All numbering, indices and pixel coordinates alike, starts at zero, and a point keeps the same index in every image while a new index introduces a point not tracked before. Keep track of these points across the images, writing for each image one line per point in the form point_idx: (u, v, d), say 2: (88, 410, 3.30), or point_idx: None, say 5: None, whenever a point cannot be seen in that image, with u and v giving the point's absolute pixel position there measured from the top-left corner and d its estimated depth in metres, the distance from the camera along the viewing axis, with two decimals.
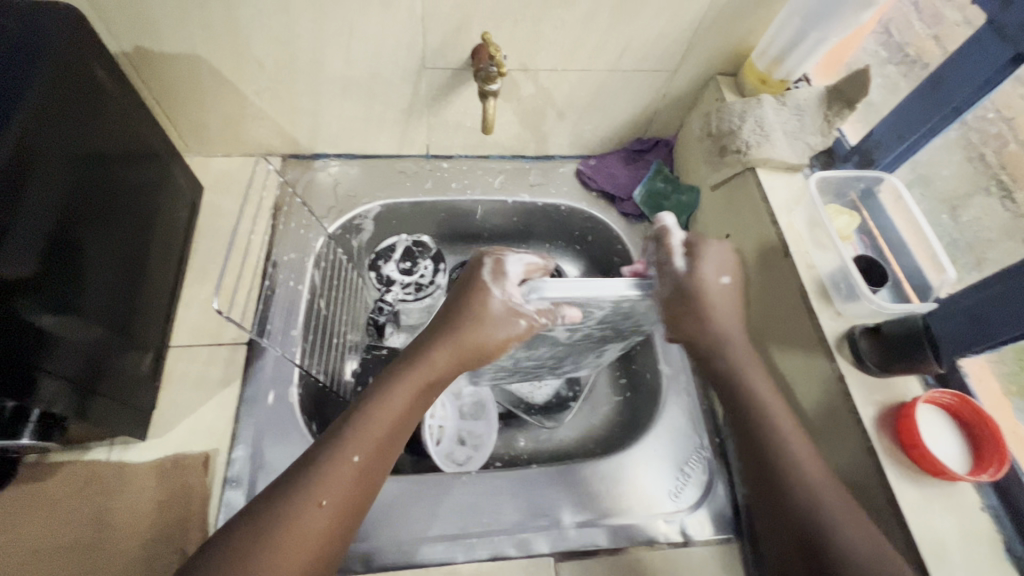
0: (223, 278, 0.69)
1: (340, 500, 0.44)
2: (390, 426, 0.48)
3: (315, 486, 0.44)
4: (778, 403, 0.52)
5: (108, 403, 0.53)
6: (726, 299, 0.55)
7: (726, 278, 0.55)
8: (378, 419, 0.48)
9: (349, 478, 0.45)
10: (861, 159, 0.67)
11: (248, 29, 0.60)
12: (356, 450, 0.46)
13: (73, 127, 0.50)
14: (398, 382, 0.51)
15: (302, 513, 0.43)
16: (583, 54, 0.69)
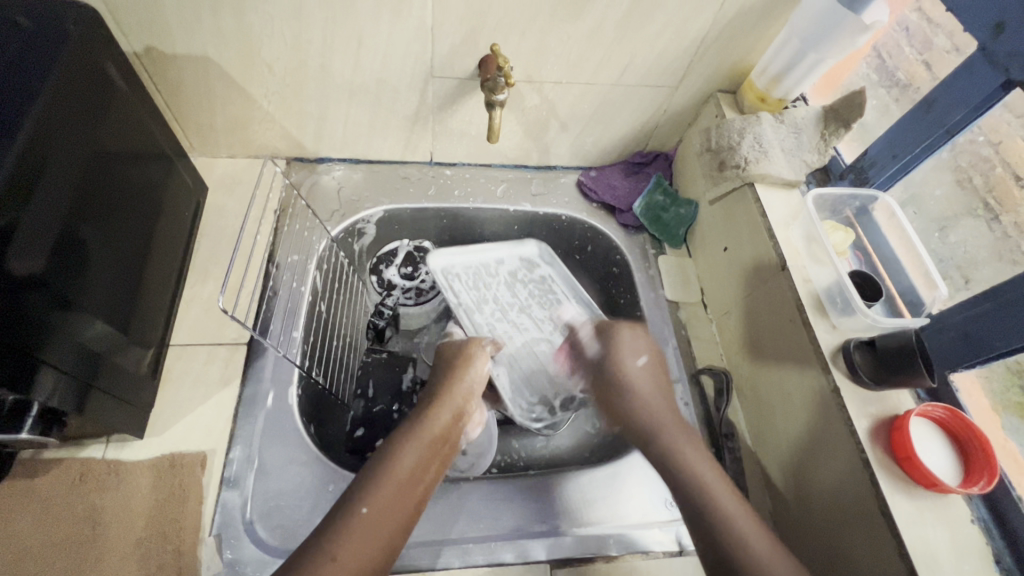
0: (230, 277, 0.69)
1: (355, 557, 0.45)
2: (400, 485, 0.50)
3: (328, 541, 0.45)
4: (718, 482, 0.51)
5: (106, 399, 0.52)
6: (647, 383, 0.62)
7: (642, 357, 0.64)
8: (389, 475, 0.50)
9: (358, 533, 0.46)
10: (856, 177, 0.69)
11: (259, 33, 0.61)
12: (365, 501, 0.48)
13: (84, 124, 0.50)
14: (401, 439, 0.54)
15: (314, 566, 0.43)
16: (588, 68, 0.71)
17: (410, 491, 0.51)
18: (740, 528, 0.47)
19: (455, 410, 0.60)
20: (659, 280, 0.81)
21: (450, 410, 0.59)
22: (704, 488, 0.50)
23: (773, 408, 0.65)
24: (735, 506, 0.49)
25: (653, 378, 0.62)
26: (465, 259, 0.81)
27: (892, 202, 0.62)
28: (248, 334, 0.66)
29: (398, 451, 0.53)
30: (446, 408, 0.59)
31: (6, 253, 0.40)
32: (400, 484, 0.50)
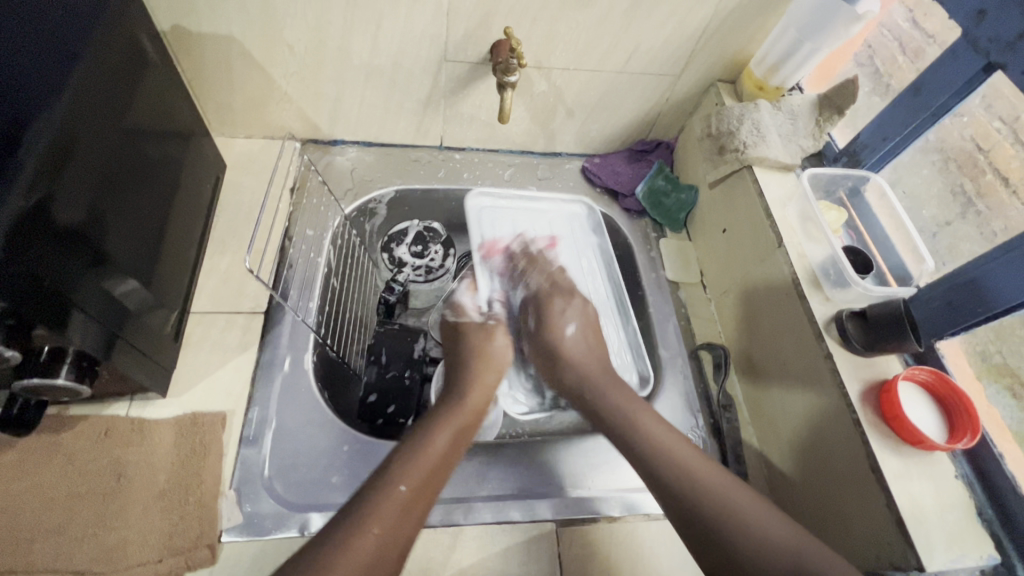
0: (255, 240, 0.72)
1: (395, 527, 0.47)
2: (435, 464, 0.53)
3: (371, 515, 0.47)
4: (701, 466, 0.54)
5: (131, 354, 0.54)
6: (580, 350, 0.67)
7: (574, 326, 0.69)
8: (425, 455, 0.53)
9: (398, 506, 0.48)
10: (849, 160, 0.72)
11: (283, 14, 0.64)
12: (404, 480, 0.50)
13: (118, 90, 0.52)
14: (433, 421, 0.58)
15: (358, 537, 0.45)
16: (594, 56, 0.74)
17: (442, 469, 0.53)
18: (740, 509, 0.50)
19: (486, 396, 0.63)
20: (660, 261, 0.84)
21: (482, 394, 0.63)
22: (680, 466, 0.54)
23: (770, 379, 0.67)
24: (695, 460, 0.54)
25: (588, 348, 0.68)
26: (499, 204, 0.84)
27: (882, 182, 0.65)
28: (266, 301, 0.69)
29: (429, 434, 0.55)
30: (478, 390, 0.63)
31: (50, 204, 0.42)
32: (432, 463, 0.53)
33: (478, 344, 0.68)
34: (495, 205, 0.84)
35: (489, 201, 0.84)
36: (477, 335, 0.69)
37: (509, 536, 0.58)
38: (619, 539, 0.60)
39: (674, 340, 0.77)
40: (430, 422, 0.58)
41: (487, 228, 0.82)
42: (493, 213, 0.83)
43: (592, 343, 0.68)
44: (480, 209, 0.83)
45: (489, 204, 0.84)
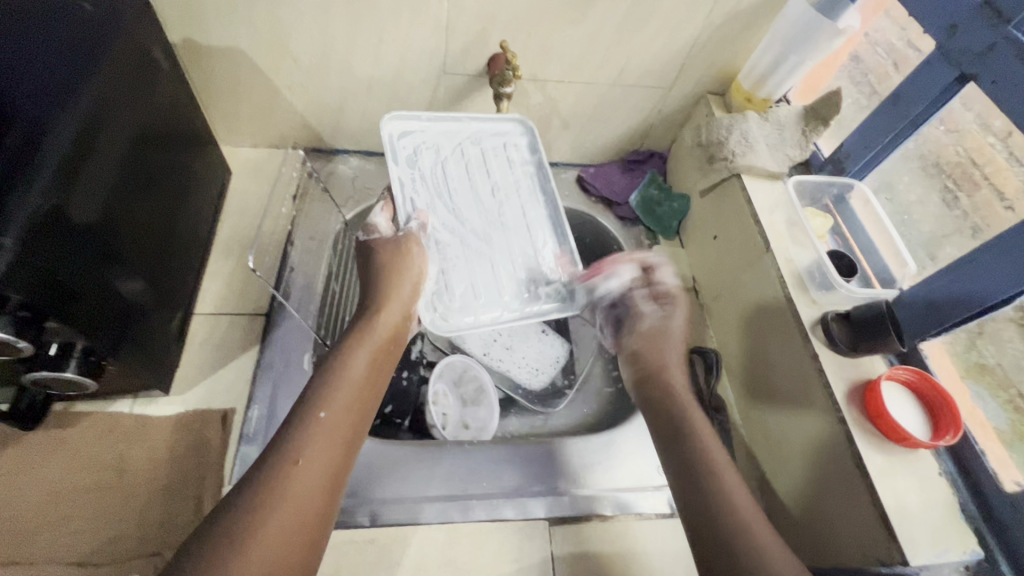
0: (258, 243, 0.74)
1: (322, 456, 0.47)
2: (355, 388, 0.52)
3: (294, 446, 0.47)
4: (729, 470, 0.53)
5: (136, 352, 0.56)
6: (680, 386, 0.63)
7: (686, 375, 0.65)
8: (344, 381, 0.52)
9: (324, 436, 0.48)
10: (833, 168, 0.74)
11: (289, 28, 0.67)
12: (323, 407, 0.50)
13: (132, 100, 0.55)
14: (351, 339, 0.56)
15: (281, 471, 0.45)
16: (588, 68, 0.77)
17: (364, 395, 0.53)
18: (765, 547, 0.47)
19: (403, 309, 0.60)
20: None
21: (398, 310, 0.60)
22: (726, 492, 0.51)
23: (760, 380, 0.69)
24: (734, 480, 0.52)
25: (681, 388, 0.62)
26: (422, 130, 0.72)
27: (866, 190, 0.67)
28: (269, 302, 0.71)
29: (347, 357, 0.54)
30: (391, 306, 0.59)
31: (67, 201, 0.44)
32: (352, 388, 0.52)
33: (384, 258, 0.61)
34: (442, 138, 0.73)
35: (425, 136, 0.72)
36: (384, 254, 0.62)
37: (502, 533, 0.60)
38: (609, 538, 0.61)
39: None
40: (347, 342, 0.56)
41: (427, 158, 0.71)
42: (441, 149, 0.72)
43: (683, 397, 0.61)
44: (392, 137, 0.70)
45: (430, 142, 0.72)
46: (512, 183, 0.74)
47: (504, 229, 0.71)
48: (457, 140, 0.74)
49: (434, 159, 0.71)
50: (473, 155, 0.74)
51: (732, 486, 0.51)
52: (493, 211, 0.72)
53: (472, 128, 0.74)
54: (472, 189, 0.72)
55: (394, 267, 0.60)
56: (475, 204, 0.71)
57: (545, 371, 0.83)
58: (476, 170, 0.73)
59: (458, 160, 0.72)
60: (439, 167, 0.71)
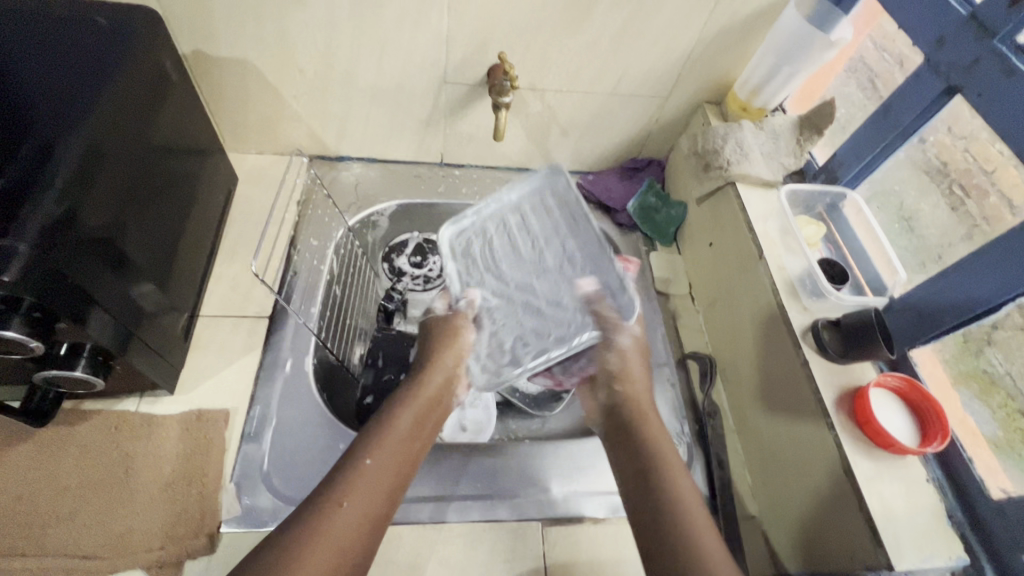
0: (262, 247, 0.77)
1: (366, 498, 0.49)
2: (400, 442, 0.55)
3: (340, 491, 0.48)
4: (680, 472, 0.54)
5: (143, 352, 0.58)
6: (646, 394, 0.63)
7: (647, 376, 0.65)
8: (390, 435, 0.55)
9: (367, 485, 0.50)
10: (827, 177, 0.75)
11: (295, 40, 0.69)
12: (369, 453, 0.52)
13: (145, 111, 0.58)
14: (401, 399, 0.59)
15: (326, 515, 0.46)
16: (585, 78, 0.79)
17: (407, 451, 0.55)
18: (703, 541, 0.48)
19: (446, 377, 0.63)
20: (650, 274, 0.87)
21: (442, 376, 0.63)
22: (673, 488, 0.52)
23: (752, 385, 0.69)
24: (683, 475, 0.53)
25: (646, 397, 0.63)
26: (469, 226, 0.69)
27: (859, 200, 0.68)
28: (271, 304, 0.73)
29: (393, 416, 0.57)
30: (436, 372, 0.63)
31: (80, 208, 0.47)
32: (397, 440, 0.55)
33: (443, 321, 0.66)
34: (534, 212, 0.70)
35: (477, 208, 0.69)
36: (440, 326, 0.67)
37: (495, 534, 0.60)
38: (601, 540, 0.62)
39: (662, 351, 0.79)
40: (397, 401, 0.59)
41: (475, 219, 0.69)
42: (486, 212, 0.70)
43: (645, 406, 0.62)
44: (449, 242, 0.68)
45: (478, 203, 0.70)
46: (550, 231, 0.69)
47: (548, 276, 0.68)
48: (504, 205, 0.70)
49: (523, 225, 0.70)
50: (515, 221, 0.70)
51: (682, 486, 0.52)
52: (538, 262, 0.69)
53: (513, 196, 0.70)
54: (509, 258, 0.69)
55: (449, 333, 0.65)
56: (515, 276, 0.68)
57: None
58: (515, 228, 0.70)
59: (503, 234, 0.70)
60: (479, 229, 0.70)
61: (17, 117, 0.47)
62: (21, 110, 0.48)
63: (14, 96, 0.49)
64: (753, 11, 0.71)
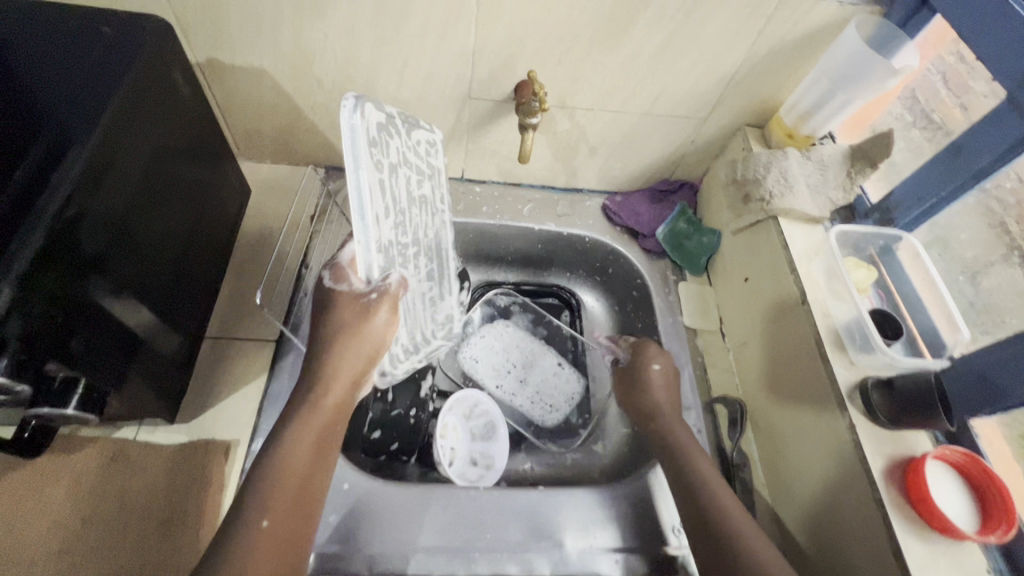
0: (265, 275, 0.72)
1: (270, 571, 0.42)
2: (300, 484, 0.46)
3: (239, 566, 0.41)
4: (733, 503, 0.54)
5: (140, 385, 0.54)
6: (659, 380, 0.69)
7: (658, 364, 0.69)
8: (285, 479, 0.45)
9: (265, 549, 0.42)
10: (880, 218, 0.69)
11: (312, 51, 0.65)
12: (267, 513, 0.44)
13: (150, 123, 0.54)
14: (295, 419, 0.48)
15: None
16: (619, 97, 0.73)
17: (310, 491, 0.47)
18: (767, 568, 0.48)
19: (351, 379, 0.51)
20: (678, 306, 0.82)
21: (344, 381, 0.51)
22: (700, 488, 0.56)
23: (787, 441, 0.64)
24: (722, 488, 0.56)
25: (667, 381, 0.69)
26: (362, 146, 0.46)
27: (917, 244, 0.62)
28: (277, 330, 0.69)
29: (289, 449, 0.47)
30: (338, 379, 0.50)
31: (72, 238, 0.43)
32: (297, 484, 0.46)
33: (352, 325, 0.51)
34: (382, 236, 0.50)
35: (400, 143, 0.55)
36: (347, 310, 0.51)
37: None
38: None
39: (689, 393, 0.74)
40: (289, 422, 0.48)
41: (417, 156, 0.58)
42: (406, 168, 0.56)
43: (660, 389, 0.68)
44: (362, 130, 0.47)
45: (392, 138, 0.53)
46: (401, 212, 0.54)
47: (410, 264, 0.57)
48: (383, 194, 0.50)
49: (394, 233, 0.52)
50: (390, 238, 0.51)
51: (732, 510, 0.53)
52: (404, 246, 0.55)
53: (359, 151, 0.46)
54: (420, 241, 0.59)
55: (353, 333, 0.51)
56: (431, 243, 0.62)
57: (558, 409, 0.82)
58: (401, 225, 0.54)
59: (387, 169, 0.51)
60: (418, 181, 0.58)
61: (15, 136, 0.44)
62: (20, 128, 0.45)
63: (16, 110, 0.46)
64: (808, 31, 0.65)
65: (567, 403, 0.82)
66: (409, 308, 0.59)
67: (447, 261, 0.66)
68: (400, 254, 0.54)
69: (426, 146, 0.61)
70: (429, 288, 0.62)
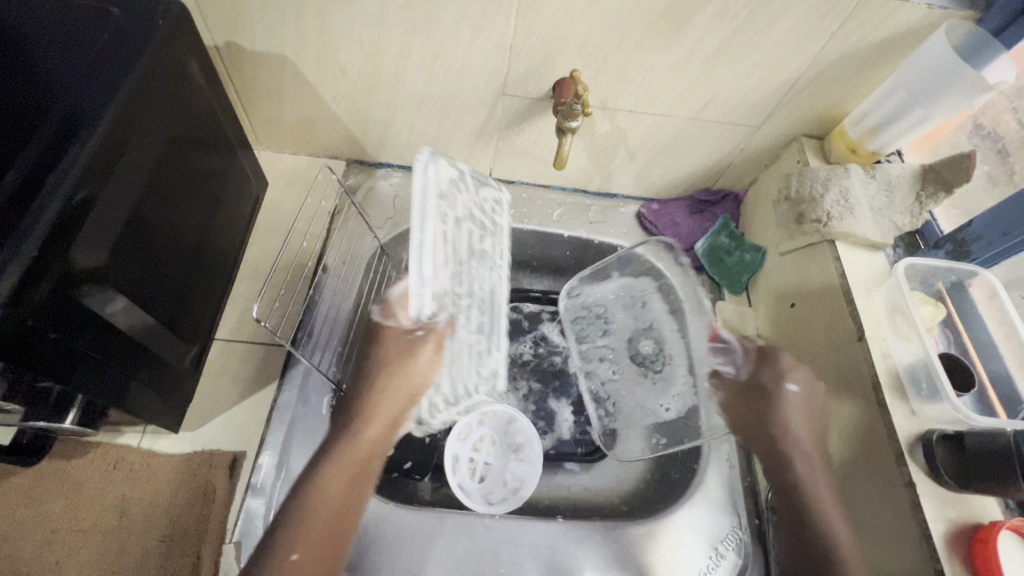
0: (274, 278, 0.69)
1: None
2: (329, 516, 0.51)
3: None
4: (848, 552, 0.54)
5: (145, 393, 0.52)
6: (793, 403, 0.62)
7: (794, 386, 0.62)
8: (313, 511, 0.50)
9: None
10: (954, 249, 0.64)
11: (338, 39, 0.60)
12: (295, 548, 0.47)
13: (164, 113, 0.50)
14: (334, 453, 0.54)
15: None
16: (665, 101, 0.67)
17: (343, 513, 0.52)
18: None
19: (388, 416, 0.56)
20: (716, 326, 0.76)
21: (380, 416, 0.56)
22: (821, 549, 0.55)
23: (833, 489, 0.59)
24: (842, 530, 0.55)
25: (809, 401, 0.62)
26: (433, 197, 0.48)
27: (995, 281, 0.57)
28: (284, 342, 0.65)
29: (317, 482, 0.51)
30: (373, 419, 0.55)
31: (69, 248, 0.39)
32: (324, 519, 0.50)
33: (397, 361, 0.55)
34: (439, 284, 0.50)
35: (467, 200, 0.57)
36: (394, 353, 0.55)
37: None
38: None
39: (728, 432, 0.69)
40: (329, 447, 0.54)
41: (483, 213, 0.60)
42: (469, 222, 0.57)
43: (805, 411, 0.61)
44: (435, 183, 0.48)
45: (461, 194, 0.55)
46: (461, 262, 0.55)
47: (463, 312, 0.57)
48: (446, 245, 0.51)
49: (450, 281, 0.53)
50: (446, 286, 0.52)
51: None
52: (458, 295, 0.55)
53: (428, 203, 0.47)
54: (475, 294, 0.59)
55: (390, 370, 0.55)
56: (484, 297, 0.62)
57: (635, 422, 0.74)
58: (459, 275, 0.55)
59: (453, 222, 0.52)
60: (480, 235, 0.59)
61: (17, 120, 0.40)
62: (26, 109, 0.41)
63: (25, 89, 0.42)
64: (887, 36, 0.57)
65: (643, 421, 0.73)
66: (455, 359, 0.58)
67: (499, 316, 0.65)
68: (454, 304, 0.54)
69: (491, 205, 0.63)
70: (476, 341, 0.61)
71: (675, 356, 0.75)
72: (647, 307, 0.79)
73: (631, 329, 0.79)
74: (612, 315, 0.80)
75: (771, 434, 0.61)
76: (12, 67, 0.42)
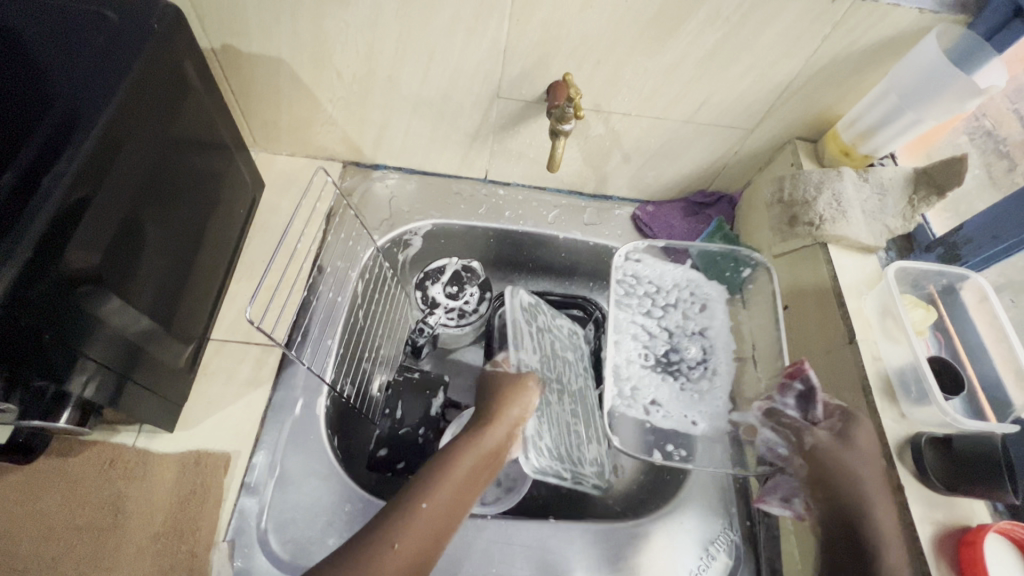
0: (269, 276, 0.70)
1: (406, 551, 0.44)
2: (459, 484, 0.49)
3: (392, 539, 0.44)
4: None
5: (139, 393, 0.52)
6: (872, 468, 0.51)
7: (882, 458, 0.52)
8: (445, 476, 0.49)
9: (417, 540, 0.45)
10: (945, 252, 0.64)
11: (334, 42, 0.61)
12: (426, 497, 0.47)
13: (159, 116, 0.50)
14: (462, 439, 0.53)
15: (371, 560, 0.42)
16: (658, 104, 0.68)
17: (467, 494, 0.49)
18: None
19: (512, 423, 0.54)
20: None
21: (507, 425, 0.54)
22: None
23: None
24: None
25: (880, 465, 0.51)
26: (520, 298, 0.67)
27: (986, 285, 0.56)
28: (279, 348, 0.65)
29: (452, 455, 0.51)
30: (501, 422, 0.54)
31: (63, 248, 0.39)
32: (454, 488, 0.49)
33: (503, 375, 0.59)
34: (528, 359, 0.62)
35: (546, 318, 0.72)
36: (517, 377, 0.58)
37: None
38: None
39: (720, 455, 0.66)
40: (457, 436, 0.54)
41: (563, 334, 0.74)
42: (555, 336, 0.72)
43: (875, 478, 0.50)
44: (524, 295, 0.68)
45: (543, 314, 0.71)
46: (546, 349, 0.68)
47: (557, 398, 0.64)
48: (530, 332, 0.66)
49: (539, 361, 0.64)
50: (535, 362, 0.63)
51: None
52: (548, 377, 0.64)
53: (520, 297, 0.67)
54: (563, 385, 0.67)
55: (515, 383, 0.57)
56: (575, 392, 0.69)
57: (636, 407, 0.68)
58: (545, 361, 0.66)
59: (535, 325, 0.68)
60: (562, 347, 0.72)
61: (14, 121, 0.41)
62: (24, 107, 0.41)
63: (23, 90, 0.42)
64: (878, 40, 0.58)
65: (662, 422, 0.67)
66: (553, 422, 0.62)
67: (592, 419, 0.71)
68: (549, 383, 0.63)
69: (570, 334, 0.76)
70: (575, 425, 0.66)
71: (721, 370, 0.69)
72: (704, 317, 0.73)
73: (677, 327, 0.73)
74: (664, 301, 0.73)
75: (841, 491, 0.50)
76: (11, 68, 0.43)
